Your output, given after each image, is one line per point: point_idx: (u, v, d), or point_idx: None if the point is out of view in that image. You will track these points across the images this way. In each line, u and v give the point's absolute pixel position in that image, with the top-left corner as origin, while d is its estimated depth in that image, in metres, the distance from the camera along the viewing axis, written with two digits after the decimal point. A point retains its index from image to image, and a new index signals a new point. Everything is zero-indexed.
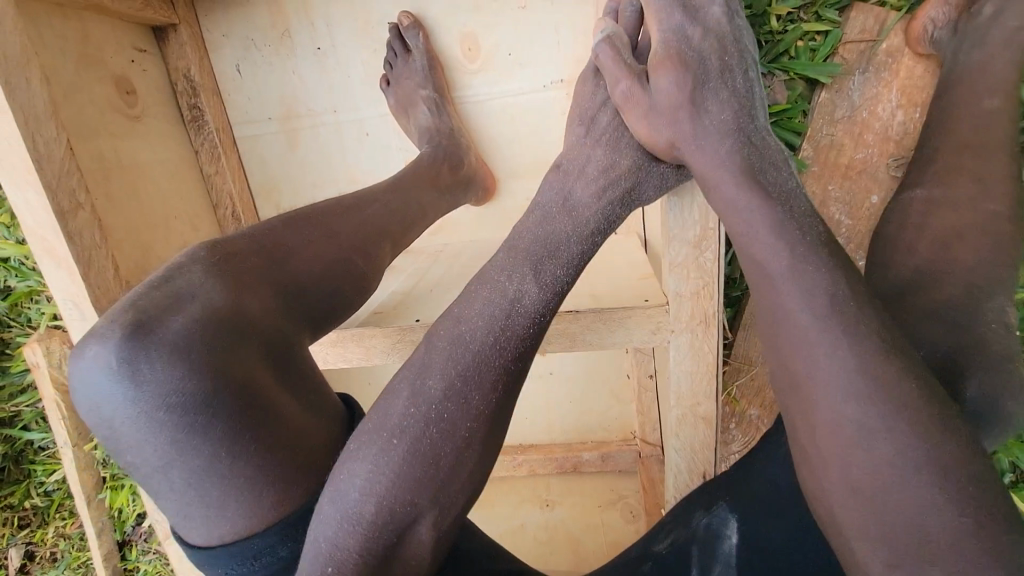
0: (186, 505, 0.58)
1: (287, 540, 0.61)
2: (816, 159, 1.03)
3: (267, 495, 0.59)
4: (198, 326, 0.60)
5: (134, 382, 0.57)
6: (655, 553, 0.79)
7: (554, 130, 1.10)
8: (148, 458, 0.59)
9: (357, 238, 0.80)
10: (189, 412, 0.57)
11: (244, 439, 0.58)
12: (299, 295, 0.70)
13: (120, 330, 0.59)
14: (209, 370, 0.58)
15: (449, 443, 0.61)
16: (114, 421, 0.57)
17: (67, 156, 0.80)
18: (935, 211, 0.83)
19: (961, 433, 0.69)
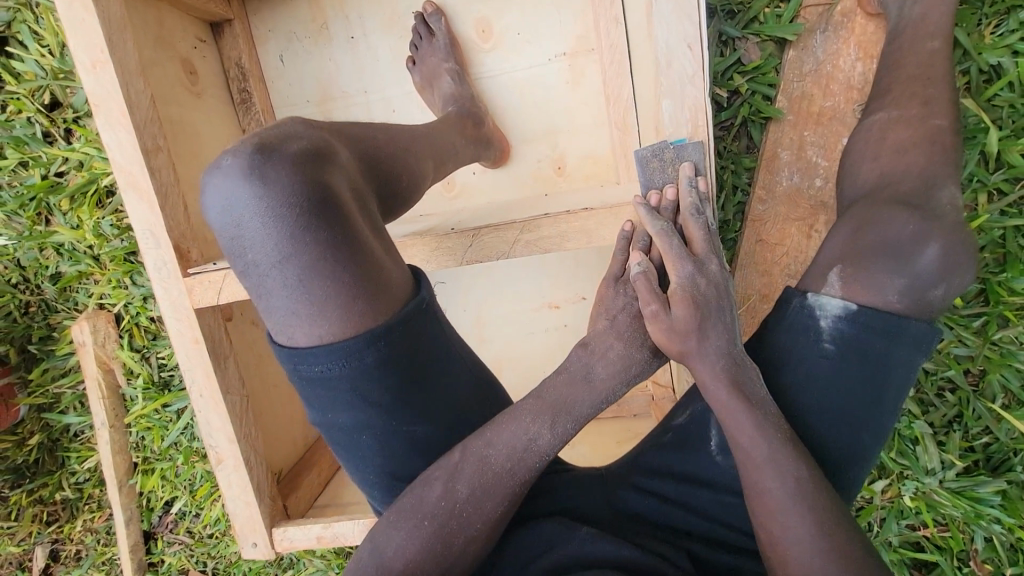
0: (291, 301, 0.66)
1: (373, 349, 0.67)
2: (790, 109, 1.18)
3: (363, 301, 0.66)
4: (311, 151, 0.68)
5: (259, 185, 0.64)
6: (676, 425, 0.88)
7: (560, 98, 1.25)
8: (261, 258, 0.66)
9: (415, 147, 0.87)
10: (305, 217, 0.64)
11: (347, 250, 0.66)
12: (376, 174, 0.77)
13: (249, 143, 0.66)
14: (323, 185, 0.66)
15: (465, 535, 0.70)
16: (243, 215, 0.64)
17: (151, 107, 0.94)
18: (890, 130, 0.96)
19: (932, 283, 0.82)
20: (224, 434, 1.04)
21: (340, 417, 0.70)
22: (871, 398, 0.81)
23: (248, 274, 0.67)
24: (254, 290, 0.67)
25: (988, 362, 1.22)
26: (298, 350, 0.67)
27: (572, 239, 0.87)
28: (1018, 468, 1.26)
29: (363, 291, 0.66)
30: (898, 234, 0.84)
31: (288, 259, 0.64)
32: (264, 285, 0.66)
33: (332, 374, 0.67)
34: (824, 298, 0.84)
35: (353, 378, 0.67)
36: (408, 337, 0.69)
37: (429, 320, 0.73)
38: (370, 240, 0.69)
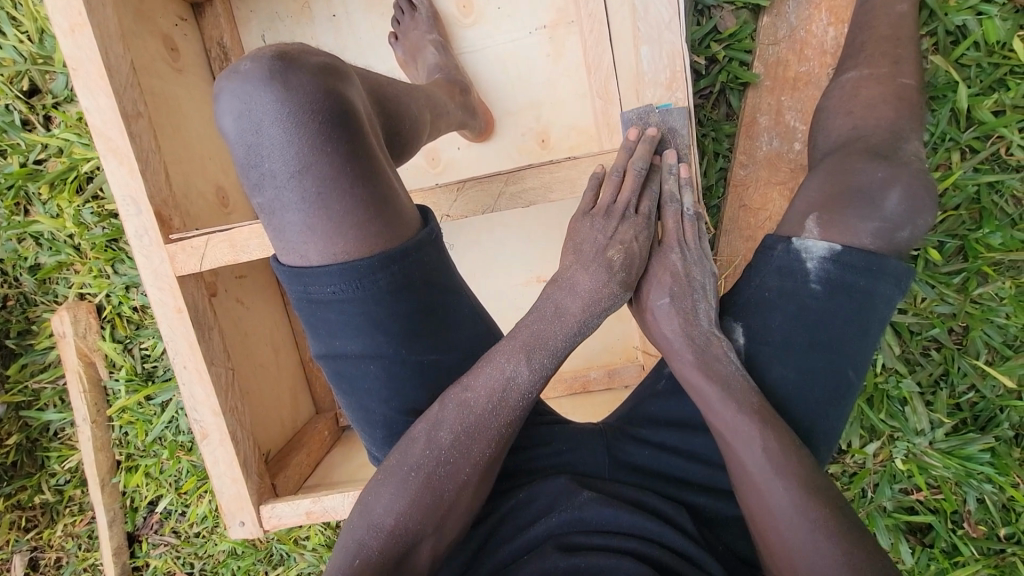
0: (306, 217, 0.64)
1: (385, 271, 0.67)
2: (766, 74, 1.21)
3: (378, 221, 0.66)
4: (330, 67, 0.66)
5: (278, 96, 0.62)
6: (669, 371, 0.86)
7: (541, 70, 1.27)
8: (276, 172, 0.64)
9: (414, 98, 0.87)
10: (325, 130, 0.63)
11: (365, 168, 0.65)
12: (381, 112, 0.77)
13: (269, 51, 0.64)
14: (343, 100, 0.65)
15: (452, 483, 0.69)
16: (262, 122, 0.62)
17: (130, 73, 0.94)
18: (862, 86, 0.97)
19: (899, 223, 0.81)
20: (209, 406, 1.01)
21: (348, 344, 0.70)
22: (858, 334, 0.81)
23: (261, 186, 0.64)
24: (266, 205, 0.65)
25: (971, 319, 1.24)
26: (311, 268, 0.66)
27: (555, 190, 0.89)
28: (1005, 424, 1.27)
29: (380, 210, 0.66)
30: (868, 181, 0.83)
31: (306, 172, 0.63)
32: (278, 199, 0.64)
33: (344, 295, 0.67)
34: (808, 242, 0.82)
35: (365, 299, 0.67)
36: (419, 263, 0.69)
37: (434, 249, 0.72)
38: (384, 163, 0.68)
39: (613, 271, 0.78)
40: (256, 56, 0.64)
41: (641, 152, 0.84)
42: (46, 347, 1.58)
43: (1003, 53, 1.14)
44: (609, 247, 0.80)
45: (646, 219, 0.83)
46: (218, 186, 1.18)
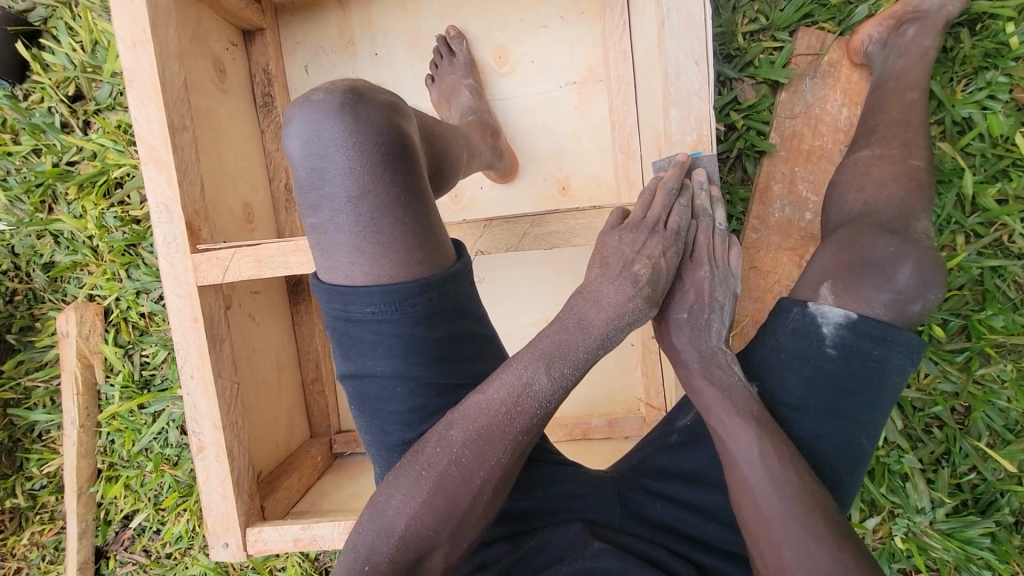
0: (357, 239, 0.66)
1: (424, 298, 0.68)
2: (782, 145, 1.26)
3: (425, 249, 0.68)
4: (395, 101, 0.70)
5: (345, 123, 0.65)
6: (682, 426, 0.84)
7: (568, 122, 1.33)
8: (333, 194, 0.66)
9: (454, 138, 0.91)
10: (385, 159, 0.66)
11: (417, 198, 0.68)
12: (428, 147, 0.81)
13: (342, 82, 0.68)
14: (404, 133, 0.68)
15: (467, 491, 0.66)
16: (327, 147, 0.65)
17: (182, 88, 0.98)
18: (875, 165, 1.02)
19: (911, 296, 0.84)
20: (210, 420, 1.00)
21: (377, 365, 0.70)
22: (869, 403, 0.82)
23: (317, 206, 0.67)
24: (319, 224, 0.67)
25: (973, 399, 1.25)
26: (353, 290, 0.67)
27: (579, 236, 0.91)
28: (1006, 509, 1.26)
29: (427, 239, 0.68)
30: (883, 253, 0.87)
31: (363, 197, 0.65)
32: (332, 220, 0.66)
33: (382, 318, 0.68)
34: (825, 308, 0.85)
35: (401, 323, 0.68)
36: (456, 293, 0.71)
37: (469, 280, 0.73)
38: (434, 195, 0.71)
39: (639, 285, 0.78)
40: (328, 85, 0.68)
41: (672, 177, 0.86)
42: (45, 346, 1.57)
43: (1006, 146, 1.20)
44: (638, 262, 0.80)
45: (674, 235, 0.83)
46: (245, 202, 1.21)
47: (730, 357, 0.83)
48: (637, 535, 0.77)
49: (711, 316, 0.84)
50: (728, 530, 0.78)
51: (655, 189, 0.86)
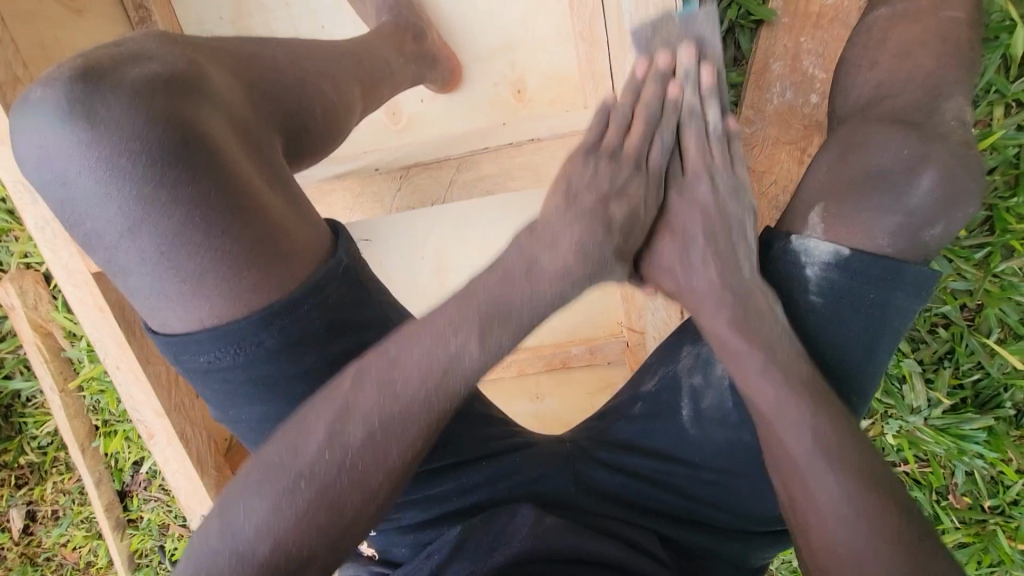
0: (159, 276, 0.57)
1: (272, 331, 0.59)
2: (785, 10, 1.01)
3: (249, 273, 0.57)
4: (161, 80, 0.58)
5: (91, 133, 0.55)
6: (645, 393, 0.82)
7: (517, 5, 1.07)
8: (107, 227, 0.56)
9: (336, 67, 0.76)
10: (155, 167, 0.55)
11: (214, 205, 0.56)
12: (279, 102, 0.67)
13: (68, 75, 0.56)
14: (174, 123, 0.56)
15: (356, 492, 0.58)
16: (77, 169, 0.55)
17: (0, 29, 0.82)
18: (898, 29, 0.78)
19: (924, 219, 0.69)
20: (151, 408, 0.97)
21: (248, 413, 0.63)
22: (862, 353, 0.72)
23: (96, 246, 0.57)
24: (108, 265, 0.58)
25: (988, 297, 1.11)
26: (177, 338, 0.59)
27: (518, 176, 0.98)
28: (1008, 404, 1.15)
29: (249, 259, 0.57)
30: (888, 161, 0.70)
31: (138, 226, 0.55)
32: (115, 260, 0.57)
33: (225, 363, 0.59)
34: (811, 243, 0.71)
35: (251, 361, 0.59)
36: (320, 310, 0.61)
37: (336, 283, 0.62)
38: (257, 192, 0.59)
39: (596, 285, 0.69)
40: (53, 80, 0.56)
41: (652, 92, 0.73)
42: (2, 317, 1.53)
43: None
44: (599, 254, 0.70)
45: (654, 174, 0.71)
46: None
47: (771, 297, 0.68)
48: (600, 513, 0.75)
49: (727, 234, 0.70)
50: (691, 499, 0.77)
51: (633, 108, 0.73)
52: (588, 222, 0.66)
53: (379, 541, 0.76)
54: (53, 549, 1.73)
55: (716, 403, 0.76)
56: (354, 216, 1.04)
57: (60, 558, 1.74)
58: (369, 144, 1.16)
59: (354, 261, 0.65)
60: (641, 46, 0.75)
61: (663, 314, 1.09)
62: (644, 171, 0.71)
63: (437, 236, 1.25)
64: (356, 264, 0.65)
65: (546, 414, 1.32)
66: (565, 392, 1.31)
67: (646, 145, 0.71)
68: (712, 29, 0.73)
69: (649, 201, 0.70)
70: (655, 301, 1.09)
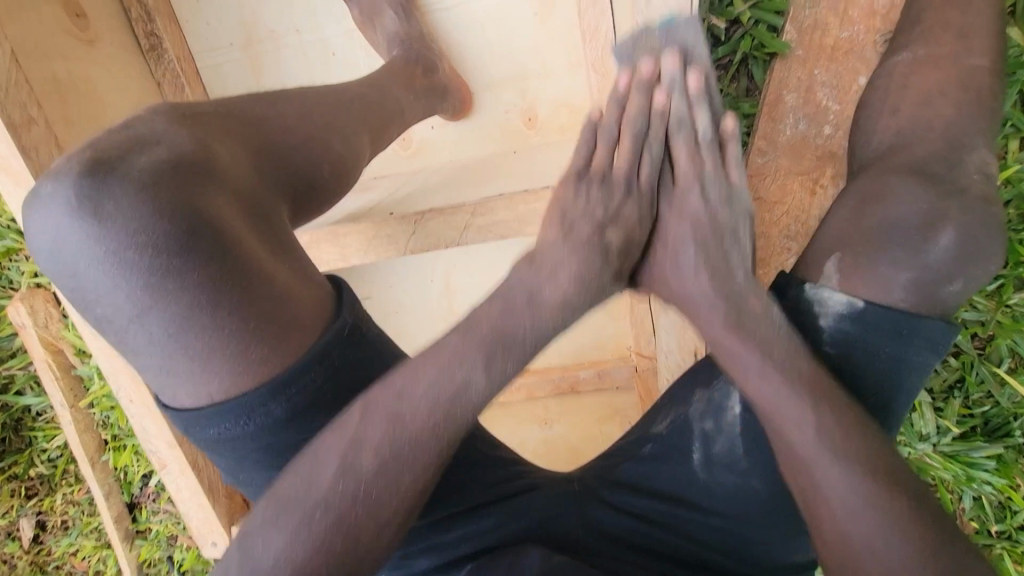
0: (168, 356, 0.58)
1: (280, 400, 0.60)
2: (799, 42, 1.00)
3: (255, 349, 0.59)
4: (166, 166, 0.60)
5: (101, 223, 0.57)
6: (656, 435, 0.82)
7: (529, 34, 1.06)
8: (118, 312, 0.58)
9: (344, 120, 0.77)
10: (160, 253, 0.57)
11: (220, 286, 0.58)
12: (282, 168, 0.68)
13: (75, 167, 0.59)
14: (182, 207, 0.58)
15: (395, 496, 0.59)
16: (88, 259, 0.57)
17: (14, 66, 0.82)
18: (917, 72, 0.79)
19: (942, 274, 0.69)
20: (163, 438, 0.98)
21: (257, 476, 0.64)
22: (880, 404, 0.71)
23: (107, 329, 0.59)
24: (120, 346, 0.60)
25: (999, 328, 1.10)
26: (185, 412, 0.60)
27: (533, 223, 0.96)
28: (1018, 433, 1.14)
29: (253, 336, 0.59)
30: (902, 213, 0.70)
31: (147, 310, 0.57)
32: (126, 341, 0.59)
33: (233, 435, 0.60)
34: (825, 294, 0.71)
35: (260, 432, 0.60)
36: (328, 374, 0.62)
37: (344, 347, 0.64)
38: (261, 268, 0.61)
39: None
40: (64, 172, 0.59)
41: (637, 103, 0.71)
42: (11, 333, 1.54)
43: None
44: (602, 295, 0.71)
45: (645, 194, 0.72)
46: None
47: (765, 298, 0.67)
48: (609, 555, 0.76)
49: (725, 250, 0.69)
50: (700, 544, 0.77)
51: (620, 122, 0.72)
52: (582, 258, 0.67)
53: None
54: (63, 558, 1.75)
55: (726, 449, 0.76)
56: (367, 258, 1.03)
57: (69, 567, 1.76)
58: (381, 170, 1.15)
59: (358, 319, 0.66)
60: (623, 57, 0.73)
61: (676, 356, 1.11)
62: (632, 189, 0.71)
63: (445, 263, 1.21)
64: (363, 323, 0.67)
65: (554, 440, 1.32)
66: (575, 418, 1.31)
67: (634, 162, 0.71)
68: (695, 32, 0.72)
69: (640, 219, 0.71)
70: (669, 331, 1.10)
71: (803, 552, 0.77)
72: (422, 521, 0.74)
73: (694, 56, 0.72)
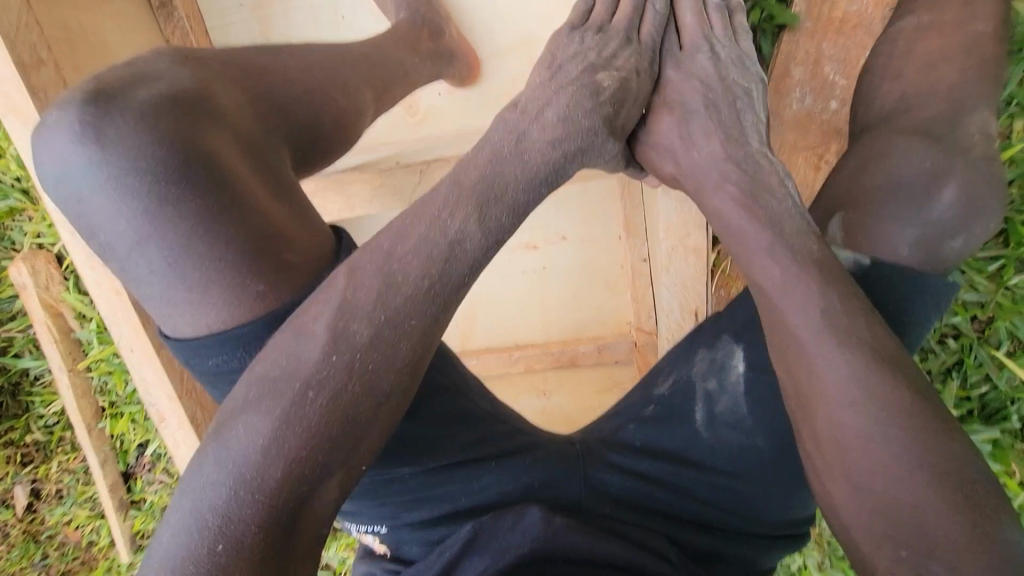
0: (167, 284, 0.59)
1: (275, 336, 0.60)
2: (808, 15, 1.00)
3: (253, 282, 0.59)
4: (167, 101, 0.60)
5: (102, 150, 0.57)
6: (659, 396, 0.83)
7: (538, 3, 1.07)
8: (119, 239, 0.58)
9: (346, 76, 0.77)
10: (161, 183, 0.57)
11: (219, 219, 0.58)
12: (282, 114, 0.68)
13: (79, 97, 0.59)
14: (183, 141, 0.59)
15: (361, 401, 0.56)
16: (89, 186, 0.58)
17: (25, 10, 0.82)
18: (923, 37, 0.79)
19: (948, 231, 0.69)
20: (162, 394, 0.98)
21: None
22: None
23: (108, 256, 0.60)
24: (120, 274, 0.61)
25: (999, 309, 1.10)
26: (184, 343, 0.60)
27: None
28: (1014, 417, 1.14)
29: (251, 270, 0.59)
30: (911, 173, 0.71)
31: (148, 238, 0.58)
32: (126, 269, 0.59)
33: (231, 368, 0.61)
34: (829, 252, 0.71)
35: (254, 365, 0.61)
36: None
37: None
38: (260, 203, 0.61)
39: None
40: (67, 101, 0.59)
41: (637, 95, 0.78)
42: (12, 296, 1.55)
43: None
44: None
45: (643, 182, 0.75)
46: None
47: (770, 287, 0.68)
48: (613, 514, 0.76)
49: None
50: (703, 504, 0.77)
51: (620, 113, 0.77)
52: None
53: (389, 538, 0.77)
54: (57, 527, 1.75)
55: (730, 408, 0.77)
56: (374, 216, 1.05)
57: (62, 536, 1.76)
58: (385, 134, 1.14)
59: None
60: (629, 45, 0.77)
61: (677, 316, 1.10)
62: (633, 177, 0.75)
63: None
64: None
65: (552, 411, 1.32)
66: (575, 390, 1.32)
67: (634, 151, 0.76)
68: (701, 34, 0.76)
69: None
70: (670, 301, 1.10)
71: (802, 511, 0.77)
72: (414, 471, 0.73)
73: (696, 53, 0.78)
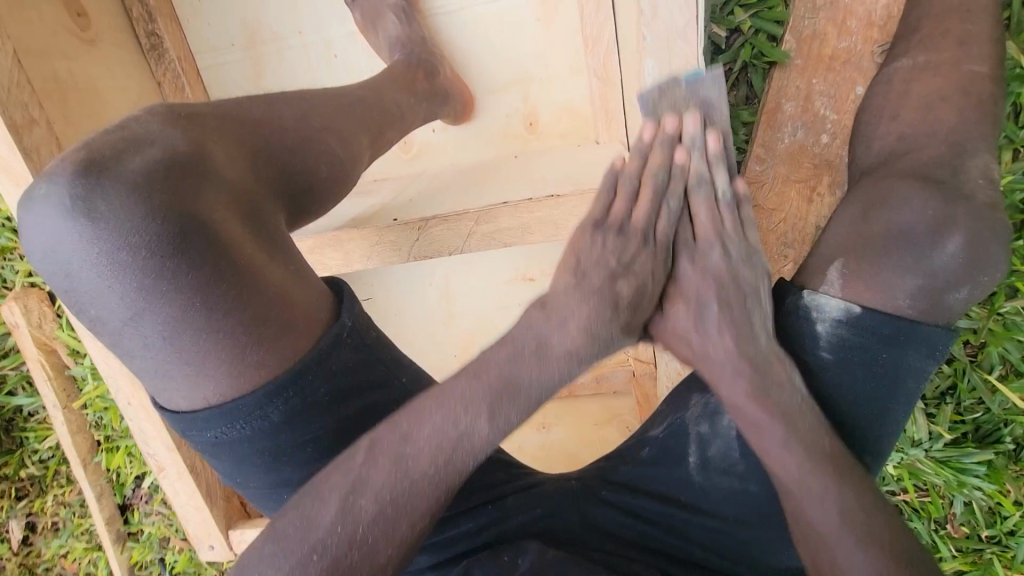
0: (163, 358, 0.59)
1: (276, 403, 0.62)
2: (798, 51, 1.01)
3: (252, 351, 0.60)
4: (161, 170, 0.60)
5: (94, 225, 0.57)
6: (653, 438, 0.83)
7: (530, 37, 1.07)
8: (112, 315, 0.58)
9: (341, 122, 0.77)
10: (156, 256, 0.57)
11: (216, 290, 0.58)
12: (278, 169, 0.68)
13: (70, 168, 0.59)
14: (177, 211, 0.59)
15: None
16: (81, 260, 0.57)
17: (16, 67, 0.81)
18: (918, 77, 0.80)
19: (951, 280, 0.70)
20: (161, 441, 0.98)
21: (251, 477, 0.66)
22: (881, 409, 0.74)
23: (100, 330, 0.60)
24: (112, 347, 0.61)
25: (992, 335, 1.11)
26: (182, 414, 0.61)
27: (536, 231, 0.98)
28: (1008, 439, 1.14)
29: (252, 339, 0.60)
30: (910, 219, 0.71)
31: (144, 313, 0.58)
32: (120, 343, 0.59)
33: (231, 435, 0.62)
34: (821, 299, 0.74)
35: (254, 435, 0.62)
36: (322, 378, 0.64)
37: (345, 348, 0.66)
38: (257, 271, 0.61)
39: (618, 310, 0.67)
40: (57, 175, 0.59)
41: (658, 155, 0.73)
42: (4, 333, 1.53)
43: None
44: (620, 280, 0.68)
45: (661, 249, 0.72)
46: None
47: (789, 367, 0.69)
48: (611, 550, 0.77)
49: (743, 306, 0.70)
50: (699, 545, 0.77)
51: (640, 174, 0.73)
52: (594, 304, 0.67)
53: None
54: (53, 560, 1.73)
55: (723, 453, 0.78)
56: (371, 263, 1.04)
57: (59, 569, 1.74)
58: (381, 173, 1.15)
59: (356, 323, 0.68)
60: (648, 107, 0.75)
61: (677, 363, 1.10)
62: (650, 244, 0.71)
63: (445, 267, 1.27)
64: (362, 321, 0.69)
65: (552, 445, 1.30)
66: (573, 421, 1.31)
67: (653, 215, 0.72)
68: (719, 90, 0.73)
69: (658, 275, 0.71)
70: None
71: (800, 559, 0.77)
72: None
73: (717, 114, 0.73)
